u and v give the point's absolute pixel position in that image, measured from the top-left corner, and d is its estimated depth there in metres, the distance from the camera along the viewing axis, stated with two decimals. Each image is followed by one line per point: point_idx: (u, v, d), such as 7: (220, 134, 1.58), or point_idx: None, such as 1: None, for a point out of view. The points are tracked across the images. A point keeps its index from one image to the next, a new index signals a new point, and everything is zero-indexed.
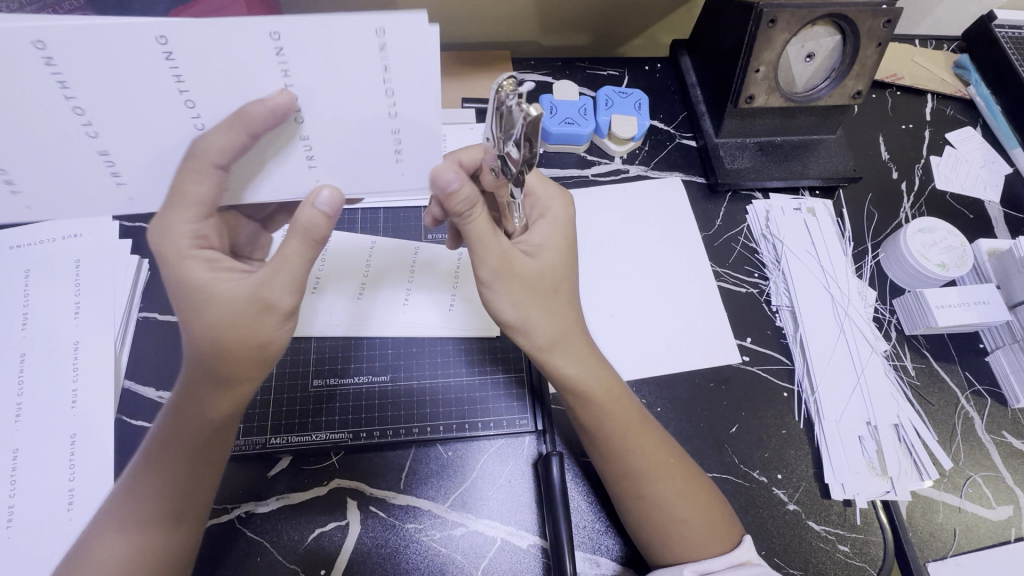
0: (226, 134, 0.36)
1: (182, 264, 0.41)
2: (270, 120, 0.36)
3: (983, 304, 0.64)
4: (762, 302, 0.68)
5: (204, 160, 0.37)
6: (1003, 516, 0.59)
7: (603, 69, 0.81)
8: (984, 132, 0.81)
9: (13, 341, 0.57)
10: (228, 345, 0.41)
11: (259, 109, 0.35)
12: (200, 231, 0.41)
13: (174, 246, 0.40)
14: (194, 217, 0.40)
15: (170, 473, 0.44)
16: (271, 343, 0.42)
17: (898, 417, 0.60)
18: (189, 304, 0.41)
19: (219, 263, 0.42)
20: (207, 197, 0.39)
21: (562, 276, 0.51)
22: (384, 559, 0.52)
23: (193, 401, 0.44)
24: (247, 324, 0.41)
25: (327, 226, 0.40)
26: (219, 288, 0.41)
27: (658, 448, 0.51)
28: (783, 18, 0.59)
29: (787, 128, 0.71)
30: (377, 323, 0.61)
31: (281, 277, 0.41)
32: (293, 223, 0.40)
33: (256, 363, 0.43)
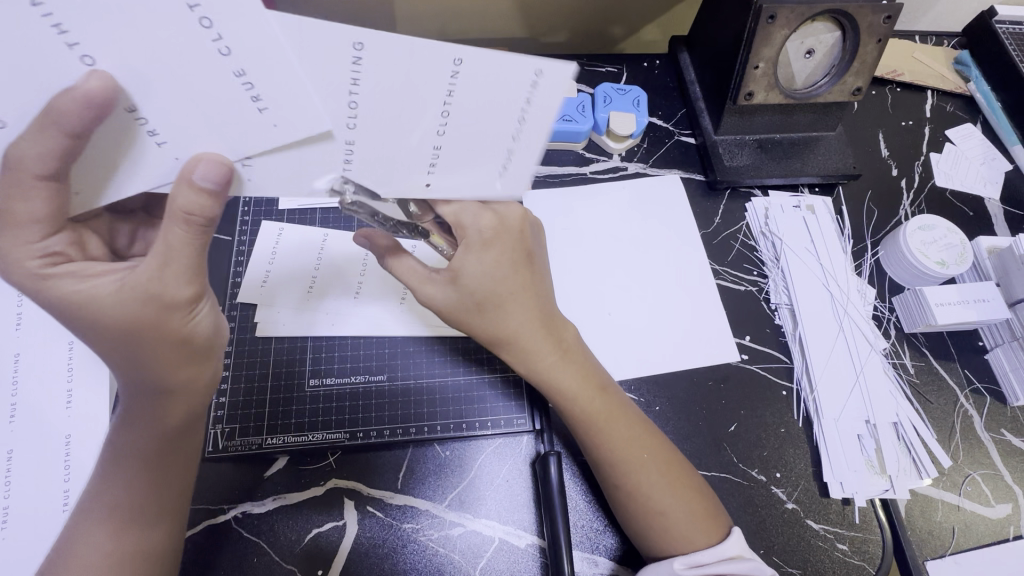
0: (39, 138, 0.32)
1: (48, 285, 0.37)
2: (85, 113, 0.31)
3: (982, 302, 0.64)
4: (762, 300, 0.67)
5: (21, 172, 0.33)
6: (1002, 514, 0.58)
7: (601, 65, 0.80)
8: (984, 128, 0.81)
9: (7, 341, 0.56)
10: (151, 348, 0.39)
11: (67, 102, 0.31)
12: (50, 248, 0.37)
13: (25, 272, 0.37)
14: (35, 234, 0.36)
15: (129, 477, 0.44)
16: (194, 335, 0.41)
17: (896, 416, 0.60)
18: (73, 320, 0.38)
19: (85, 273, 0.38)
20: (46, 212, 0.35)
21: (487, 297, 0.49)
22: (382, 558, 0.52)
23: (130, 409, 0.43)
24: (151, 323, 0.38)
25: (213, 202, 0.36)
26: (100, 294, 0.38)
27: (636, 436, 0.51)
28: (783, 14, 0.59)
29: (787, 125, 0.71)
30: (314, 318, 0.60)
31: (170, 264, 0.37)
32: (172, 207, 0.35)
33: (177, 358, 0.41)
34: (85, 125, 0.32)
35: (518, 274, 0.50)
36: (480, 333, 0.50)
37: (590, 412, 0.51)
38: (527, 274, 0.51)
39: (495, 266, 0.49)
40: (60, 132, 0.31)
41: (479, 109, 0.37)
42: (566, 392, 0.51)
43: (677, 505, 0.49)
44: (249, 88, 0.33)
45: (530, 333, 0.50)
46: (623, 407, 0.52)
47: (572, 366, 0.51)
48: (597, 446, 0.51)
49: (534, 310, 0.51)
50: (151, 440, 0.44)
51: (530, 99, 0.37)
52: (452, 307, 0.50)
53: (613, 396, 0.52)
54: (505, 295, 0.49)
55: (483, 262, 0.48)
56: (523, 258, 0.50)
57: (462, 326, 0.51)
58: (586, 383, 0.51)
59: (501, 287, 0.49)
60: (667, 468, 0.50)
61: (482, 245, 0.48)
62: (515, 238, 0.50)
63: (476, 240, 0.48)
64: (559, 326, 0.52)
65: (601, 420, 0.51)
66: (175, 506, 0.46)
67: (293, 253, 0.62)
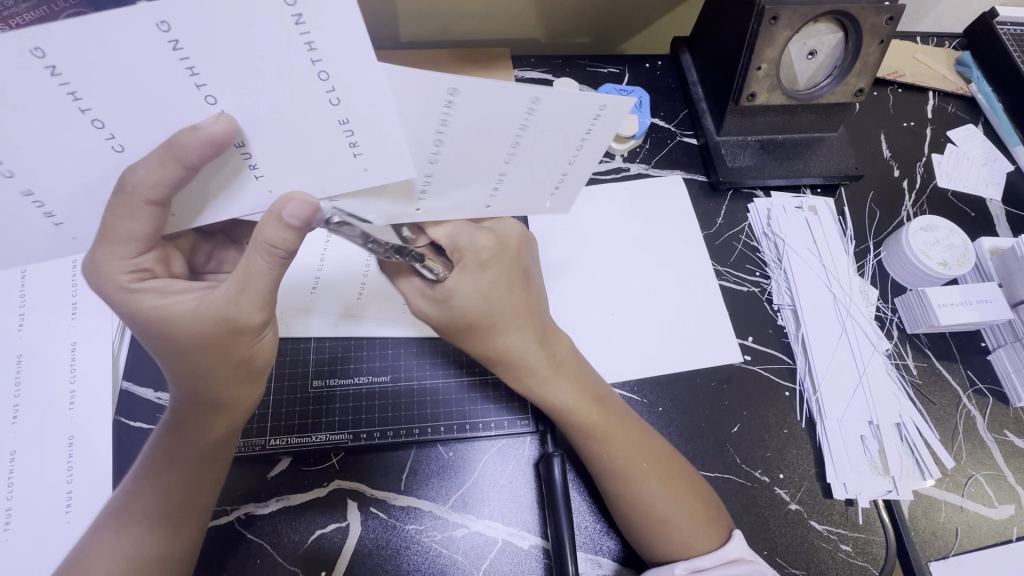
0: (156, 169, 0.34)
1: (134, 298, 0.40)
2: (205, 151, 0.33)
3: (985, 303, 0.64)
4: (764, 301, 0.67)
5: (133, 198, 0.35)
6: (1005, 514, 0.58)
7: (603, 67, 0.80)
8: (986, 129, 0.81)
9: (11, 342, 0.56)
10: (213, 365, 0.41)
11: (190, 139, 0.32)
12: (140, 265, 0.39)
13: (113, 283, 0.39)
14: (129, 252, 0.38)
15: (163, 486, 0.44)
16: (251, 360, 0.42)
17: (899, 417, 0.60)
18: (155, 332, 0.40)
19: (170, 290, 0.40)
20: (143, 233, 0.37)
21: (480, 320, 0.48)
22: (385, 560, 0.52)
23: (183, 420, 0.44)
24: (224, 342, 0.40)
25: (295, 238, 0.37)
26: (176, 311, 0.40)
27: (635, 447, 0.51)
28: (785, 15, 0.59)
29: (789, 125, 0.71)
30: (317, 319, 0.60)
31: (251, 289, 0.39)
32: (256, 238, 0.37)
33: (237, 375, 0.42)
34: (201, 161, 0.33)
35: (511, 294, 0.49)
36: (477, 352, 0.51)
37: (588, 422, 0.51)
38: (522, 292, 0.50)
39: (489, 288, 0.48)
40: (177, 164, 0.33)
41: (544, 139, 0.41)
42: (563, 407, 0.51)
43: (677, 513, 0.49)
44: (349, 135, 0.35)
45: (525, 349, 0.50)
46: (621, 417, 0.52)
47: (567, 379, 0.51)
48: (595, 459, 0.51)
49: (528, 327, 0.50)
50: (193, 453, 0.44)
51: (589, 131, 0.42)
52: (445, 326, 0.49)
53: (608, 406, 0.52)
54: (499, 313, 0.49)
55: (479, 281, 0.48)
56: (519, 273, 0.50)
57: (454, 343, 0.51)
58: (583, 394, 0.51)
59: (494, 307, 0.49)
60: (663, 474, 0.50)
61: (479, 265, 0.48)
62: (511, 259, 0.50)
63: (473, 261, 0.48)
64: (554, 341, 0.52)
65: (599, 432, 0.51)
66: (201, 519, 0.46)
67: (296, 253, 0.62)
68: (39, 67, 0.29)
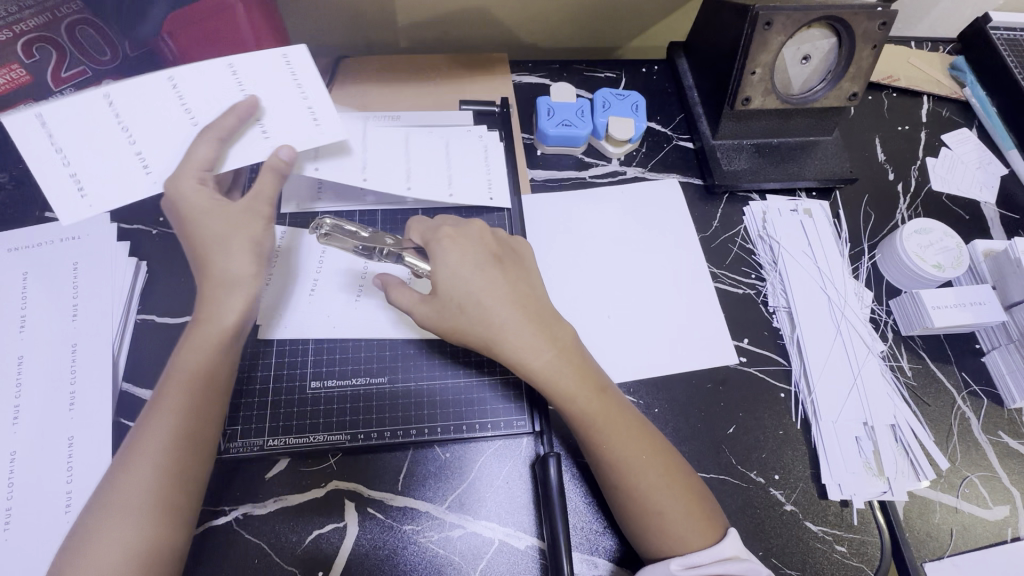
0: (206, 145, 0.52)
1: (180, 195, 0.51)
2: (236, 122, 0.53)
3: (979, 305, 0.64)
4: (760, 303, 0.68)
5: (211, 133, 0.52)
6: (1000, 515, 0.59)
7: (600, 71, 0.81)
8: (980, 133, 0.81)
9: (12, 343, 0.57)
10: (227, 259, 0.50)
11: (229, 118, 0.53)
12: (201, 180, 0.52)
13: (177, 191, 0.51)
14: (195, 173, 0.51)
15: (160, 446, 0.46)
16: (261, 249, 0.52)
17: (894, 418, 0.61)
18: (189, 227, 0.51)
19: (206, 199, 0.51)
20: (207, 160, 0.52)
21: (466, 300, 0.52)
22: (382, 560, 0.52)
23: (195, 347, 0.49)
24: (241, 226, 0.51)
25: (291, 162, 0.54)
26: (209, 209, 0.51)
27: (629, 428, 0.52)
28: (779, 20, 0.60)
29: (784, 129, 0.71)
30: (316, 320, 0.60)
31: (262, 195, 0.53)
32: (264, 165, 0.54)
33: (240, 284, 0.50)
34: (235, 127, 0.53)
35: (487, 273, 0.53)
36: (469, 337, 0.52)
37: (588, 411, 0.51)
38: (502, 272, 0.54)
39: (466, 263, 0.53)
40: (234, 117, 0.53)
41: None
42: (563, 392, 0.51)
43: (676, 507, 0.49)
44: None
45: (517, 331, 0.51)
46: (619, 408, 0.52)
47: (568, 364, 0.52)
48: (594, 448, 0.51)
49: (518, 305, 0.52)
50: (181, 395, 0.48)
51: None
52: (438, 321, 0.52)
53: (610, 396, 0.53)
54: (483, 296, 0.52)
55: (451, 263, 0.52)
56: (496, 256, 0.55)
57: (450, 335, 0.53)
58: (581, 382, 0.52)
59: (478, 287, 0.52)
60: (663, 467, 0.51)
61: (449, 242, 0.54)
62: (475, 241, 0.55)
63: (443, 245, 0.54)
64: (552, 324, 0.53)
65: (599, 421, 0.51)
66: (196, 493, 0.47)
67: (294, 256, 0.63)
68: (233, 83, 0.56)
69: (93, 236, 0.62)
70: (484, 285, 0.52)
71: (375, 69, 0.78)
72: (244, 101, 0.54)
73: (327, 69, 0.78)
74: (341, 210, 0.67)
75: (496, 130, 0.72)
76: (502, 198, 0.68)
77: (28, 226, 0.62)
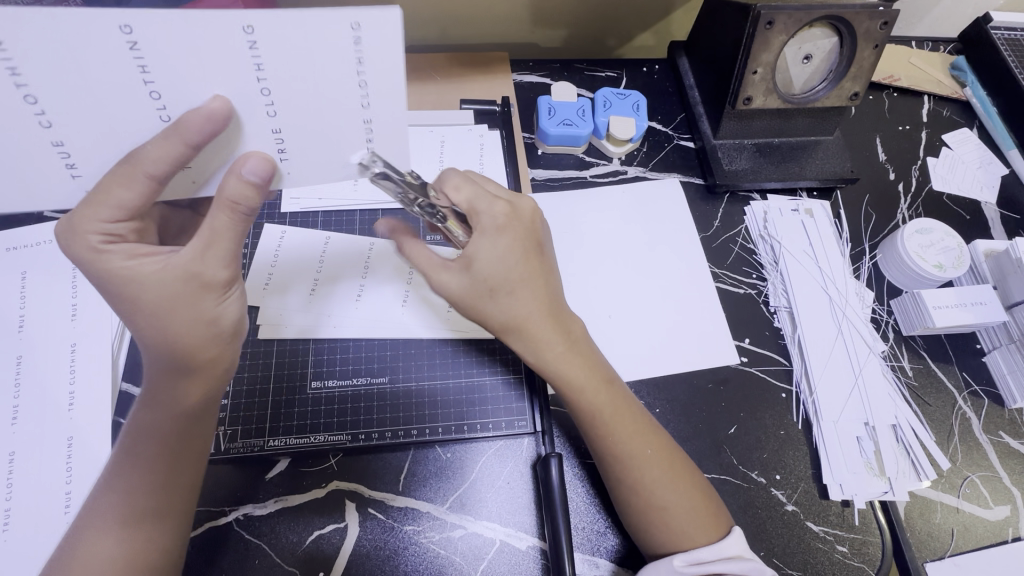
0: (161, 145, 0.36)
1: (103, 260, 0.39)
2: (205, 127, 0.36)
3: (980, 305, 0.64)
4: (761, 302, 0.68)
5: (137, 168, 0.37)
6: (1001, 515, 0.59)
7: (601, 70, 0.81)
8: (981, 133, 0.81)
9: (11, 343, 0.56)
10: (181, 334, 0.41)
11: (194, 118, 0.36)
12: (113, 229, 0.39)
13: (84, 244, 0.38)
14: (108, 215, 0.38)
15: (146, 461, 0.44)
16: (220, 321, 0.42)
17: (895, 418, 0.61)
18: (121, 295, 0.40)
19: (137, 252, 0.40)
20: (132, 203, 0.38)
21: (499, 284, 0.49)
22: (383, 560, 0.52)
23: (162, 391, 0.44)
24: (187, 300, 0.40)
25: (257, 195, 0.39)
26: (145, 273, 0.40)
27: (638, 428, 0.51)
28: (780, 19, 0.60)
29: (785, 129, 0.71)
30: (316, 321, 0.60)
31: (215, 252, 0.40)
32: (219, 196, 0.38)
33: (210, 344, 0.42)
34: (205, 138, 0.36)
35: (528, 264, 0.50)
36: (494, 323, 0.50)
37: (596, 403, 0.51)
38: (537, 263, 0.51)
39: (507, 254, 0.49)
40: (181, 142, 0.36)
41: None
42: (577, 384, 0.51)
43: (681, 502, 0.49)
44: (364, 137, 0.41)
45: (540, 322, 0.50)
46: (627, 401, 0.52)
47: (578, 357, 0.51)
48: (599, 437, 0.51)
49: (542, 302, 0.51)
50: (165, 417, 0.44)
51: None
52: (465, 294, 0.49)
53: (617, 389, 0.53)
54: (515, 282, 0.49)
55: (496, 246, 0.49)
56: (534, 247, 0.51)
57: (475, 315, 0.51)
58: (592, 373, 0.51)
59: (511, 275, 0.49)
60: (666, 461, 0.51)
61: (496, 229, 0.49)
62: (526, 229, 0.51)
63: (490, 225, 0.49)
64: (566, 318, 0.52)
65: (608, 413, 0.51)
66: (184, 505, 0.46)
67: (293, 255, 0.62)
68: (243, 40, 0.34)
69: None
70: (517, 275, 0.49)
71: None
72: (203, 111, 0.36)
73: None
74: (343, 209, 0.66)
75: (497, 129, 0.72)
76: None
77: (26, 225, 0.61)
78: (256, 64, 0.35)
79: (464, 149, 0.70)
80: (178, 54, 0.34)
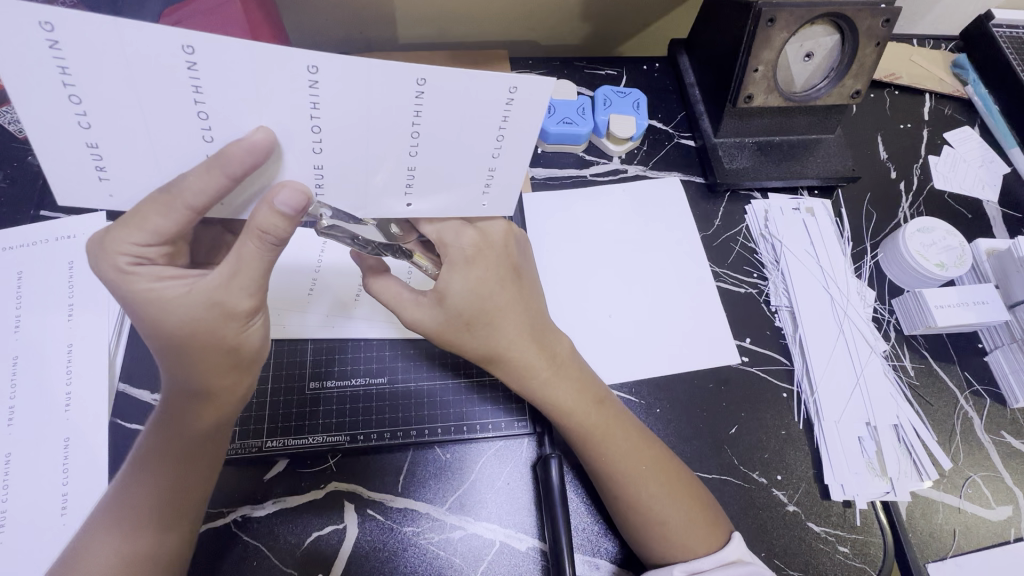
0: (204, 177, 0.36)
1: (131, 280, 0.39)
2: (248, 159, 0.36)
3: (983, 304, 0.64)
4: (761, 302, 0.67)
5: (177, 199, 0.37)
6: (1003, 515, 0.59)
7: (601, 68, 0.81)
8: (982, 131, 0.81)
9: (6, 343, 0.56)
10: (201, 359, 0.41)
11: (236, 149, 0.35)
12: (145, 251, 0.39)
13: (113, 264, 0.39)
14: (140, 238, 0.39)
15: (157, 480, 0.44)
16: (240, 348, 0.42)
17: (897, 418, 0.60)
18: (147, 316, 0.40)
19: (164, 274, 0.40)
20: (166, 230, 0.38)
21: (475, 318, 0.49)
22: (382, 562, 0.51)
23: (176, 414, 0.44)
24: (210, 328, 0.40)
25: (287, 226, 0.38)
26: (171, 297, 0.40)
27: (633, 447, 0.51)
28: (782, 17, 0.59)
29: (786, 127, 0.71)
30: (314, 323, 0.59)
31: (240, 279, 0.40)
32: (249, 224, 0.38)
33: (225, 369, 0.43)
34: (247, 170, 0.36)
35: (504, 291, 0.50)
36: (472, 353, 0.50)
37: (585, 424, 0.51)
38: (514, 288, 0.51)
39: (485, 284, 0.49)
40: (220, 175, 0.36)
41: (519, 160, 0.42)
42: (561, 408, 0.51)
43: (677, 514, 0.49)
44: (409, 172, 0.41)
45: (523, 349, 0.50)
46: (617, 418, 0.52)
47: (565, 381, 0.51)
48: (590, 456, 0.51)
49: (523, 326, 0.50)
50: (177, 440, 0.44)
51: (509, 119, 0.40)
52: (441, 328, 0.50)
53: (609, 408, 0.52)
54: (492, 313, 0.49)
55: (467, 279, 0.49)
56: (509, 273, 0.51)
57: (454, 348, 0.51)
58: (581, 395, 0.51)
59: (488, 307, 0.49)
60: (662, 475, 0.50)
61: (466, 262, 0.49)
62: (499, 253, 0.50)
63: (460, 258, 0.49)
64: (552, 341, 0.52)
65: (596, 432, 0.51)
66: (191, 518, 0.46)
67: (291, 256, 0.61)
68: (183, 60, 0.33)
69: (87, 234, 0.61)
70: (495, 307, 0.49)
71: None
72: (247, 141, 0.36)
73: None
74: None
75: None
76: None
77: (22, 225, 0.61)
78: (416, 107, 0.37)
79: None
80: (351, 96, 0.36)
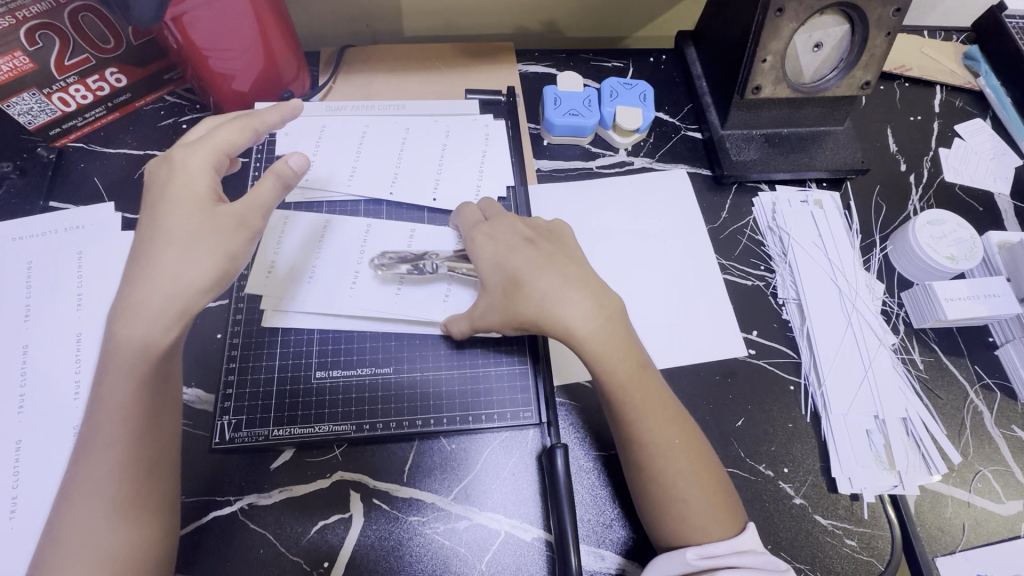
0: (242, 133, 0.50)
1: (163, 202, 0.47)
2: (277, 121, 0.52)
3: (993, 297, 0.63)
4: (769, 294, 0.67)
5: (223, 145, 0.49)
6: (1013, 510, 0.58)
7: (607, 60, 0.80)
8: (994, 123, 0.80)
9: (16, 332, 0.56)
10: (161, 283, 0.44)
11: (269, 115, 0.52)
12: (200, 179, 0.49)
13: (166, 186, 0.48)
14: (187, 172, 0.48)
15: (112, 464, 0.43)
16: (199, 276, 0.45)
17: (906, 411, 0.60)
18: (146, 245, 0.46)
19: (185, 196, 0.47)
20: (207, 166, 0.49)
21: (532, 280, 0.53)
22: (387, 551, 0.52)
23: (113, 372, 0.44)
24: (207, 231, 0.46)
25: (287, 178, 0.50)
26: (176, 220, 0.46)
27: (672, 424, 0.51)
28: (791, 7, 0.59)
29: (795, 119, 0.70)
30: (307, 309, 0.59)
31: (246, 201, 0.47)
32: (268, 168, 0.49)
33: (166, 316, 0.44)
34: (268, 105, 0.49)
35: (558, 263, 0.55)
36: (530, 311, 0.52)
37: (621, 389, 0.51)
38: (570, 266, 0.55)
39: (505, 243, 0.56)
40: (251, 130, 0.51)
41: None
42: (608, 372, 0.51)
43: (693, 491, 0.49)
44: None
45: (572, 307, 0.52)
46: (658, 391, 0.52)
47: (615, 342, 0.52)
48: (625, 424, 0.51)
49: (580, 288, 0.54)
50: (131, 402, 0.44)
51: None
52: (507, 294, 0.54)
53: (648, 377, 0.53)
54: (548, 278, 0.53)
55: (531, 256, 0.55)
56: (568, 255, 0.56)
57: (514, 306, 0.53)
58: (628, 362, 0.52)
59: (543, 276, 0.53)
60: (690, 455, 0.50)
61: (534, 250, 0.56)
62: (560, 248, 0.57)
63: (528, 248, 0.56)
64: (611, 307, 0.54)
65: (635, 399, 0.51)
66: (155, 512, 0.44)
67: (291, 243, 0.61)
68: None
69: (96, 224, 0.61)
70: (551, 277, 0.53)
71: (379, 57, 0.77)
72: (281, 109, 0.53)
73: (330, 58, 0.77)
74: (344, 200, 0.65)
75: (502, 119, 0.71)
76: (508, 188, 0.67)
77: (32, 216, 0.61)
78: None
79: (468, 140, 0.69)
80: None
